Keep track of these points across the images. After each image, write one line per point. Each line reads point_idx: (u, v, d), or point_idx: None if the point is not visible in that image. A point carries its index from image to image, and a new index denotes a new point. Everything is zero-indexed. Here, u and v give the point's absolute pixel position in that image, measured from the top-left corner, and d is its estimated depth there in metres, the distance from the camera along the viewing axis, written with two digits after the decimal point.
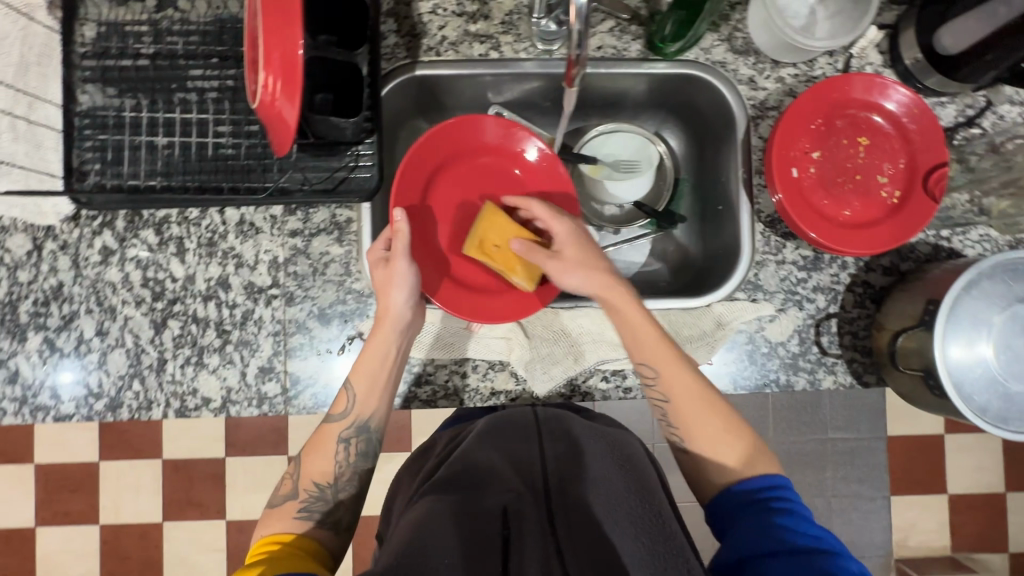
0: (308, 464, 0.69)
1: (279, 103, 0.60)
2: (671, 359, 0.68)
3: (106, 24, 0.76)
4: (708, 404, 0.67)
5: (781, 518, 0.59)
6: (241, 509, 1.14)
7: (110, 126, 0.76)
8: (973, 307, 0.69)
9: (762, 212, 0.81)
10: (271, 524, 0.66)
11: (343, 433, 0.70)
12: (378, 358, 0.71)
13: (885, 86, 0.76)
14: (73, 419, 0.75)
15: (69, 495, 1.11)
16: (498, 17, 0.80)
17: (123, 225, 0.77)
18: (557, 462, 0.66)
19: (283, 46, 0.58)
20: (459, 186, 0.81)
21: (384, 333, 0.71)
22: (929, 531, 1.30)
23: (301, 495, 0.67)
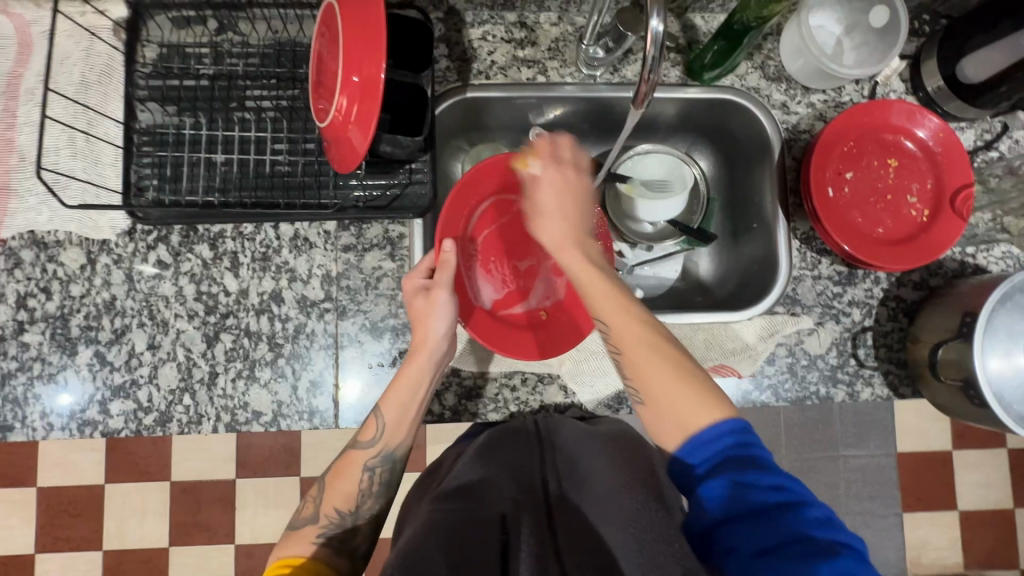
0: (332, 490, 0.68)
1: (352, 134, 0.63)
2: (619, 305, 0.60)
3: (167, 46, 0.79)
4: (673, 364, 0.59)
5: (746, 475, 0.52)
6: (251, 533, 1.10)
7: (169, 143, 0.78)
8: (1007, 320, 0.72)
9: (797, 229, 0.85)
10: (287, 547, 0.65)
11: (369, 461, 0.69)
12: (413, 384, 0.71)
13: (915, 114, 0.81)
14: (121, 434, 0.75)
15: (70, 520, 1.06)
16: (544, 44, 0.84)
17: (178, 239, 0.77)
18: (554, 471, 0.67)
19: (362, 81, 0.61)
20: (502, 225, 0.83)
21: (420, 359, 0.71)
22: (943, 549, 1.33)
23: (322, 520, 0.66)
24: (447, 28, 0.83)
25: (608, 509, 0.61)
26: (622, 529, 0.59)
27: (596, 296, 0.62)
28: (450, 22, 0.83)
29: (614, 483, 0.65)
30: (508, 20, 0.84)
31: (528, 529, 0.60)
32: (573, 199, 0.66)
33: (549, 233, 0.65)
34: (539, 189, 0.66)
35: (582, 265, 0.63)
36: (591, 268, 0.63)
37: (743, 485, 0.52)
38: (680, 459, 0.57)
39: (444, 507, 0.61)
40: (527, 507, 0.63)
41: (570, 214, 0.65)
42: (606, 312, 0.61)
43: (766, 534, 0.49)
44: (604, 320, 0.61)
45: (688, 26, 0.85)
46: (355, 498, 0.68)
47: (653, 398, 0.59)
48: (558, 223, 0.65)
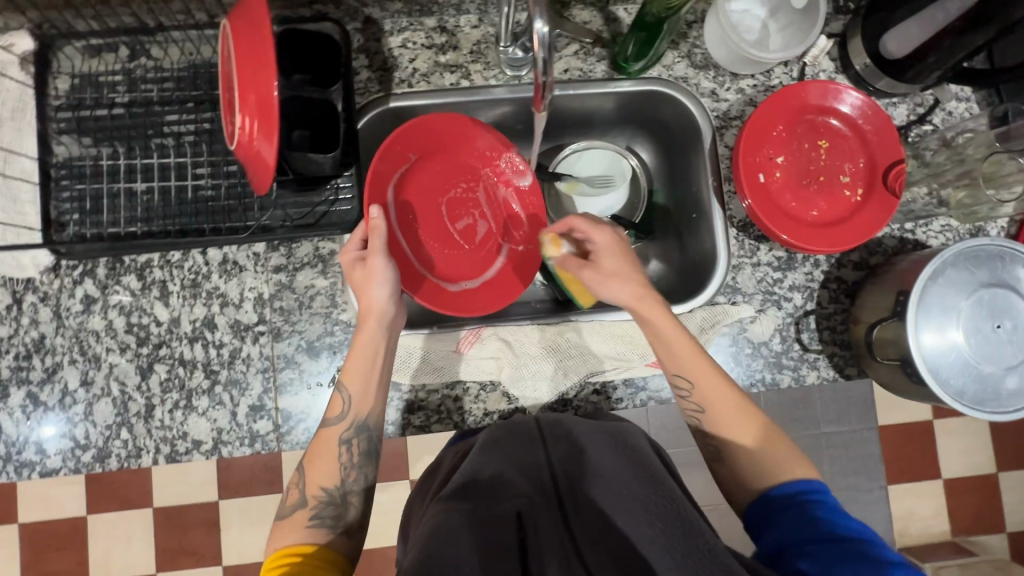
0: (311, 473, 0.67)
1: (258, 143, 0.61)
2: (702, 363, 0.68)
3: (79, 75, 0.77)
4: (742, 412, 0.67)
5: (820, 511, 0.59)
6: (238, 553, 1.16)
7: (87, 175, 0.76)
8: (940, 295, 0.71)
9: (734, 217, 0.83)
10: (282, 536, 0.64)
11: (343, 435, 0.69)
12: (367, 354, 0.70)
13: (838, 91, 0.80)
14: (59, 473, 0.74)
15: (54, 556, 1.14)
16: (466, 48, 0.83)
17: (104, 272, 0.76)
18: (563, 462, 0.65)
19: (258, 91, 0.60)
20: (428, 187, 0.82)
21: (372, 326, 0.71)
22: (928, 517, 1.36)
23: (311, 502, 0.66)
24: (366, 37, 0.81)
25: (627, 509, 0.58)
26: (647, 524, 0.57)
27: (671, 348, 0.69)
28: (368, 32, 0.81)
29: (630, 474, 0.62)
30: (428, 26, 0.82)
31: (546, 527, 0.59)
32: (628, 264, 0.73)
33: (625, 289, 0.71)
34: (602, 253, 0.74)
35: (666, 322, 0.69)
36: (671, 324, 0.69)
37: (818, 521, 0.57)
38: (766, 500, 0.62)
39: (458, 505, 0.60)
40: (542, 506, 0.61)
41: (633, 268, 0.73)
42: (685, 368, 0.69)
43: (837, 552, 0.54)
44: (684, 373, 0.69)
45: (611, 19, 0.84)
46: (339, 472, 0.68)
47: (726, 399, 0.67)
48: (619, 284, 0.71)
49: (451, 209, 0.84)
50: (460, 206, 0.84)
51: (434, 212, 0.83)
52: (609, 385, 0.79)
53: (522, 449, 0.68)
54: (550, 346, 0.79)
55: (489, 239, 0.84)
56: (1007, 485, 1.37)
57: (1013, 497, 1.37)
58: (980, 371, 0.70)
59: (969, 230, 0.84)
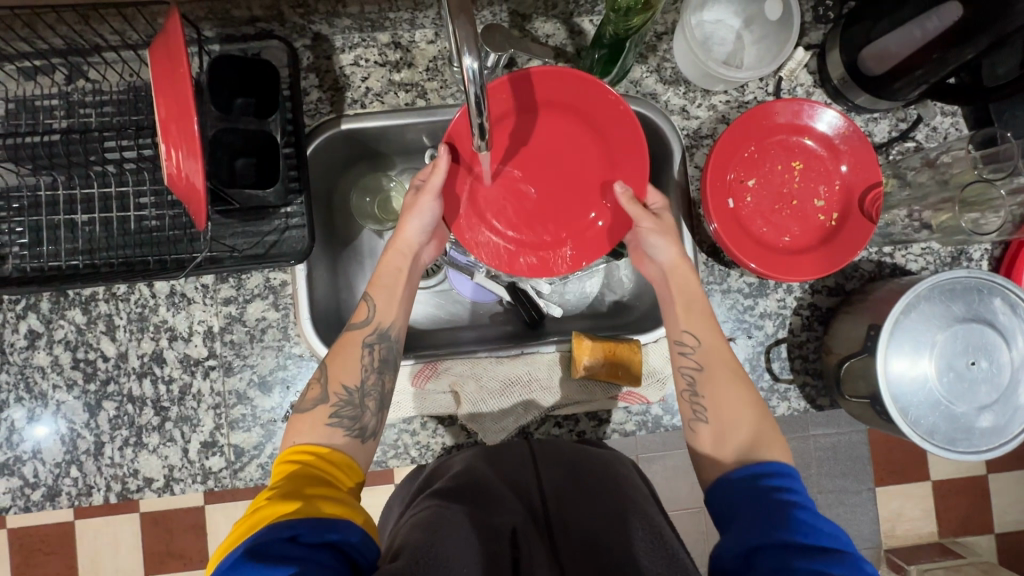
0: (332, 369, 0.66)
1: (185, 169, 0.57)
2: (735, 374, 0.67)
3: (14, 100, 0.74)
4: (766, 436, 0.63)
5: (800, 510, 0.53)
6: None
7: (27, 206, 0.74)
8: (912, 330, 0.68)
9: (703, 241, 0.80)
10: (299, 428, 0.63)
11: (366, 338, 0.68)
12: (393, 270, 0.73)
13: (811, 111, 0.75)
14: (9, 512, 0.73)
15: (46, 558, 1.25)
16: (422, 65, 0.78)
17: (48, 306, 0.74)
18: (555, 488, 0.69)
19: (177, 114, 0.56)
20: (552, 137, 0.78)
21: (396, 253, 0.73)
22: (918, 520, 1.35)
23: (331, 399, 0.64)
24: (315, 55, 0.77)
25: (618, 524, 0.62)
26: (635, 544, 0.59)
27: (708, 348, 0.68)
28: (318, 49, 0.77)
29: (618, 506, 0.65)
30: (381, 41, 0.78)
31: (536, 545, 0.60)
32: (702, 305, 0.71)
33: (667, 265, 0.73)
34: (670, 279, 0.72)
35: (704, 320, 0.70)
36: (716, 336, 0.69)
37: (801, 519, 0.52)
38: (730, 481, 0.59)
39: (447, 505, 0.61)
40: (529, 523, 0.63)
41: (702, 312, 0.70)
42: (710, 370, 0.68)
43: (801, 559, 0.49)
44: (703, 363, 0.68)
45: (575, 31, 0.79)
46: (359, 373, 0.66)
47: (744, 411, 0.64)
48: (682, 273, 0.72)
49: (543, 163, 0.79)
50: (566, 165, 0.79)
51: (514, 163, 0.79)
52: (571, 417, 0.79)
53: (513, 470, 0.71)
54: (511, 379, 0.77)
55: (568, 201, 0.80)
56: (997, 488, 1.35)
57: (1003, 500, 1.35)
58: (951, 409, 0.67)
59: (951, 253, 0.81)
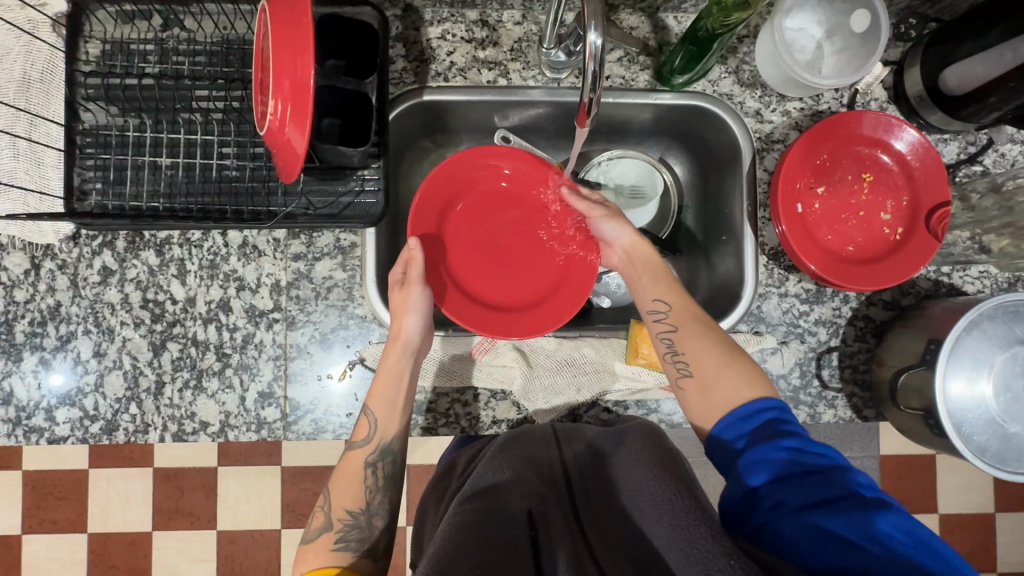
0: (336, 493, 0.68)
1: (289, 125, 0.59)
2: (697, 321, 0.69)
3: (111, 42, 0.75)
4: (729, 358, 0.65)
5: (790, 439, 0.58)
6: (235, 518, 1.29)
7: (113, 145, 0.75)
8: (974, 348, 0.69)
9: (766, 243, 0.81)
10: (306, 558, 0.64)
11: (368, 458, 0.69)
12: (393, 381, 0.71)
13: (891, 125, 0.76)
14: (67, 441, 0.74)
15: (56, 503, 1.27)
16: (507, 44, 0.80)
17: (123, 245, 0.76)
18: (579, 462, 0.70)
19: (292, 73, 0.58)
20: (486, 224, 0.83)
21: (395, 356, 0.72)
22: None
23: (336, 525, 0.66)
24: (404, 25, 0.79)
25: (642, 504, 0.61)
26: (657, 517, 0.57)
27: (672, 299, 0.71)
28: (407, 20, 0.79)
29: (646, 473, 0.63)
30: (469, 18, 0.80)
31: (557, 523, 0.62)
32: (663, 273, 0.74)
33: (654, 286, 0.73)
34: (634, 261, 0.76)
35: (664, 287, 0.73)
36: (681, 296, 0.72)
37: (792, 448, 0.57)
38: (721, 431, 0.62)
39: (466, 506, 0.63)
40: (553, 503, 0.65)
41: (666, 276, 0.74)
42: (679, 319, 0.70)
43: (807, 487, 0.54)
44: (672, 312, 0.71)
45: (659, 26, 0.81)
46: (365, 496, 0.68)
47: (708, 343, 0.67)
48: (642, 251, 0.77)
49: (492, 239, 0.83)
50: (511, 244, 0.83)
51: (467, 250, 0.82)
52: (621, 404, 0.79)
53: (533, 449, 0.73)
54: (566, 359, 0.79)
55: (530, 274, 0.82)
56: (1005, 526, 1.36)
57: (1011, 539, 1.36)
58: (1005, 429, 0.68)
59: (1007, 279, 0.81)
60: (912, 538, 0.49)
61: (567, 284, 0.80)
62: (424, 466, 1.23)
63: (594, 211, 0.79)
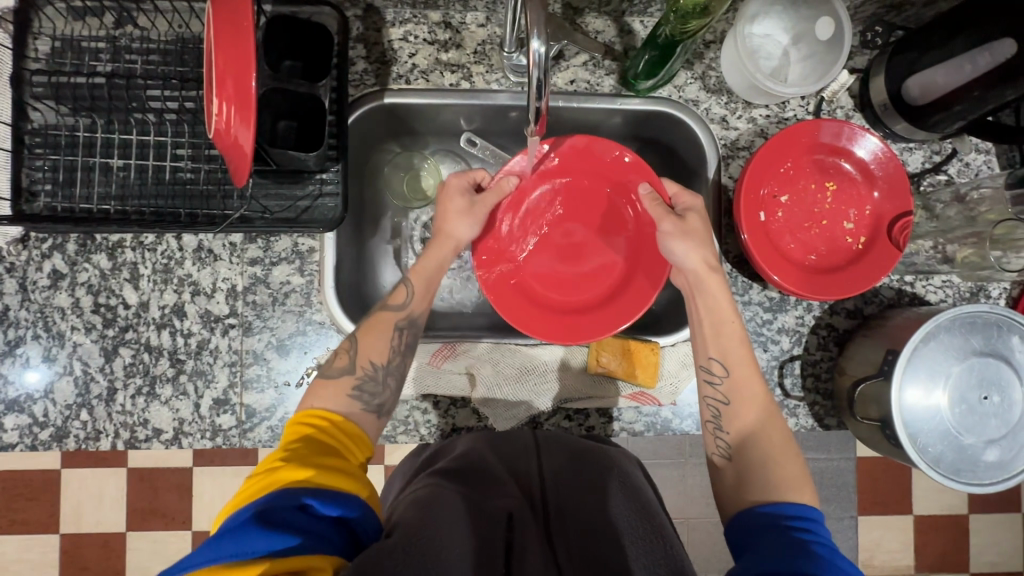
0: (364, 344, 0.66)
1: (234, 126, 0.57)
2: (754, 392, 0.67)
3: (60, 39, 0.73)
4: (782, 434, 0.65)
5: (817, 545, 0.54)
6: (206, 520, 1.28)
7: (63, 145, 0.73)
8: (930, 359, 0.69)
9: (730, 251, 0.81)
10: (320, 394, 0.62)
11: (400, 322, 0.69)
12: (436, 265, 0.74)
13: (852, 133, 0.76)
14: (15, 449, 0.73)
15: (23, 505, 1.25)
16: (470, 47, 0.79)
17: (74, 248, 0.74)
18: (557, 474, 0.69)
19: (236, 73, 0.56)
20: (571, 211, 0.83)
21: (439, 248, 0.74)
22: (896, 552, 1.36)
23: (357, 371, 0.64)
24: (365, 26, 0.77)
25: (622, 529, 0.62)
26: (635, 546, 0.59)
27: (730, 355, 0.68)
28: (368, 20, 0.77)
29: (625, 506, 0.65)
30: (432, 20, 0.78)
31: (531, 534, 0.61)
32: (735, 332, 0.69)
33: (716, 342, 0.69)
34: (698, 299, 0.71)
35: (725, 338, 0.69)
36: (745, 358, 0.68)
37: (817, 551, 0.53)
38: (750, 518, 0.59)
39: (446, 486, 0.62)
40: (528, 512, 0.64)
41: (732, 333, 0.69)
42: (738, 381, 0.67)
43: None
44: (732, 366, 0.68)
45: (625, 30, 0.80)
46: (389, 354, 0.67)
47: (756, 416, 0.66)
48: (715, 288, 0.71)
49: (566, 230, 0.83)
50: (592, 238, 0.83)
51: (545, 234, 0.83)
52: (583, 412, 0.79)
53: (515, 456, 0.72)
54: (527, 366, 0.78)
55: (594, 272, 0.82)
56: (975, 527, 1.37)
57: (981, 541, 1.37)
58: (960, 440, 0.69)
59: (970, 288, 0.81)
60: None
61: (624, 292, 0.79)
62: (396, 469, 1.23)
63: (661, 218, 0.74)
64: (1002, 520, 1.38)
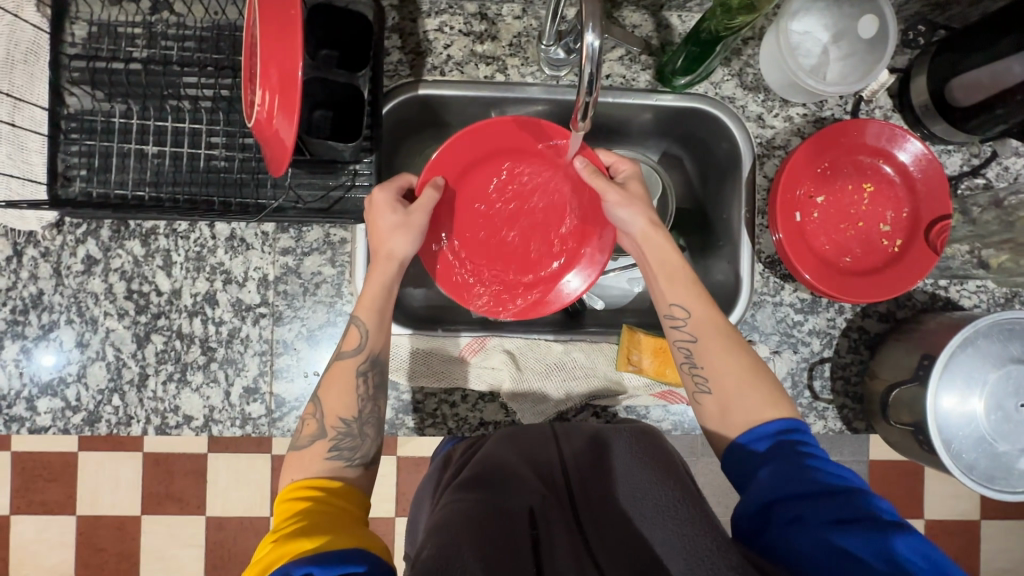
0: (328, 403, 0.65)
1: (276, 117, 0.57)
2: (715, 332, 0.66)
3: (97, 24, 0.73)
4: (752, 375, 0.64)
5: (811, 459, 0.57)
6: (222, 506, 1.29)
7: (98, 131, 0.73)
8: (967, 364, 0.69)
9: (763, 251, 0.80)
10: (300, 468, 0.63)
11: (359, 366, 0.66)
12: (381, 290, 0.69)
13: (895, 134, 0.75)
14: (48, 432, 0.73)
15: (44, 486, 1.27)
16: (506, 39, 0.78)
17: (108, 234, 0.74)
18: (577, 459, 0.71)
19: (280, 63, 0.56)
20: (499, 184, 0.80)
21: (378, 272, 0.69)
22: None
23: (330, 432, 0.64)
24: (401, 16, 0.77)
25: (644, 508, 0.62)
26: (660, 524, 0.59)
27: (690, 300, 0.68)
28: (404, 10, 0.77)
29: (646, 477, 0.66)
30: (468, 11, 0.77)
31: (558, 524, 0.62)
32: (686, 276, 0.70)
33: (677, 292, 0.69)
34: (648, 252, 0.72)
35: (683, 284, 0.69)
36: (704, 305, 0.68)
37: (813, 468, 0.56)
38: (740, 446, 0.61)
39: (467, 493, 0.62)
40: (554, 505, 0.66)
41: (684, 277, 0.70)
42: (693, 325, 0.67)
43: (827, 507, 0.53)
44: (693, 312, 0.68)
45: (662, 25, 0.79)
46: (357, 403, 0.66)
47: (720, 363, 0.65)
48: (662, 241, 0.72)
49: (504, 206, 0.81)
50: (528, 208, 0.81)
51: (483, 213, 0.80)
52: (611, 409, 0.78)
53: (534, 451, 0.72)
54: (556, 363, 0.78)
55: (544, 244, 0.80)
56: (989, 534, 1.36)
57: (995, 548, 1.37)
58: (994, 448, 0.68)
59: (1005, 294, 0.80)
60: (928, 563, 0.49)
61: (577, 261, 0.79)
62: (413, 460, 1.23)
63: (605, 191, 0.73)
64: (1015, 526, 1.37)
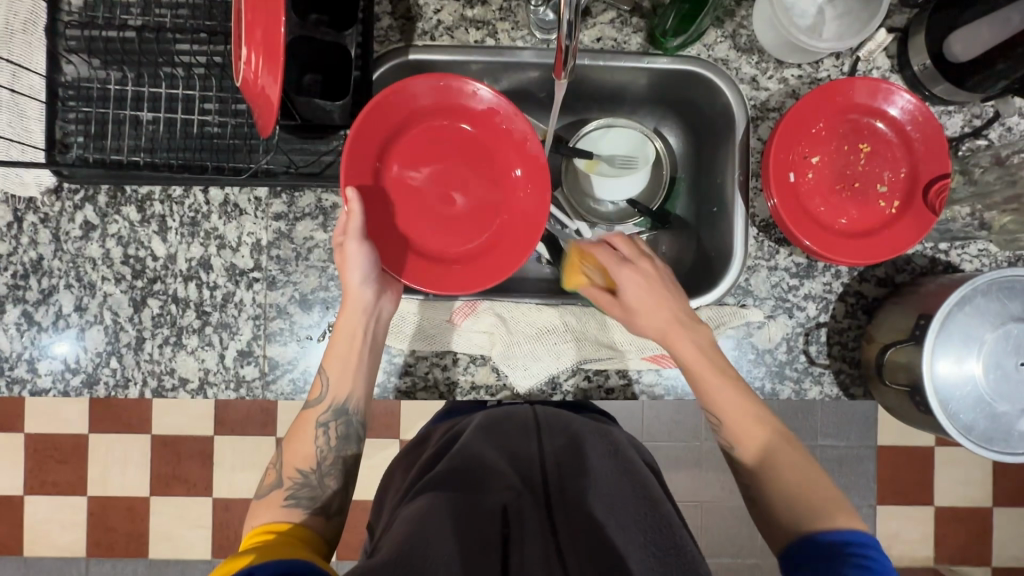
0: (289, 452, 0.68)
1: (261, 77, 0.58)
2: (719, 382, 0.69)
3: None
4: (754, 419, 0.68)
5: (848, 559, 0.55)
6: (227, 488, 1.31)
7: (94, 98, 0.74)
8: (965, 323, 0.67)
9: (757, 215, 0.79)
10: (259, 515, 0.64)
11: (321, 417, 0.69)
12: (347, 336, 0.70)
13: (889, 91, 0.74)
14: (49, 394, 0.75)
15: (53, 467, 1.29)
16: (496, 3, 0.78)
17: (105, 200, 0.75)
18: (556, 455, 0.70)
19: (265, 22, 0.57)
20: (425, 157, 0.74)
21: (350, 314, 0.70)
22: (918, 542, 1.34)
23: (285, 483, 0.66)
24: None
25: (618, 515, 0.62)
26: (631, 531, 0.60)
27: (702, 373, 0.69)
28: None
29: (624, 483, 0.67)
30: None
31: (531, 521, 0.61)
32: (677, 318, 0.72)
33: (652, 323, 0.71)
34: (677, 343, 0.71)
35: (692, 350, 0.70)
36: (701, 353, 0.70)
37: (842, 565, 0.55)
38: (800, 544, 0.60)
39: (445, 493, 0.62)
40: (527, 499, 0.64)
41: (691, 345, 0.70)
42: (718, 403, 0.69)
43: None
44: (704, 389, 0.69)
45: None
46: (316, 456, 0.68)
47: (730, 413, 0.68)
48: (658, 301, 0.72)
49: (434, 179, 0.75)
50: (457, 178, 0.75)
51: (414, 190, 0.74)
52: (602, 373, 0.78)
53: (513, 442, 0.71)
54: (547, 327, 0.78)
55: (481, 212, 0.75)
56: (1001, 522, 1.34)
57: (1007, 536, 1.34)
58: (993, 408, 0.67)
59: (1008, 258, 0.79)
60: None
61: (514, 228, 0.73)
62: None
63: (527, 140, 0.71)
64: None
